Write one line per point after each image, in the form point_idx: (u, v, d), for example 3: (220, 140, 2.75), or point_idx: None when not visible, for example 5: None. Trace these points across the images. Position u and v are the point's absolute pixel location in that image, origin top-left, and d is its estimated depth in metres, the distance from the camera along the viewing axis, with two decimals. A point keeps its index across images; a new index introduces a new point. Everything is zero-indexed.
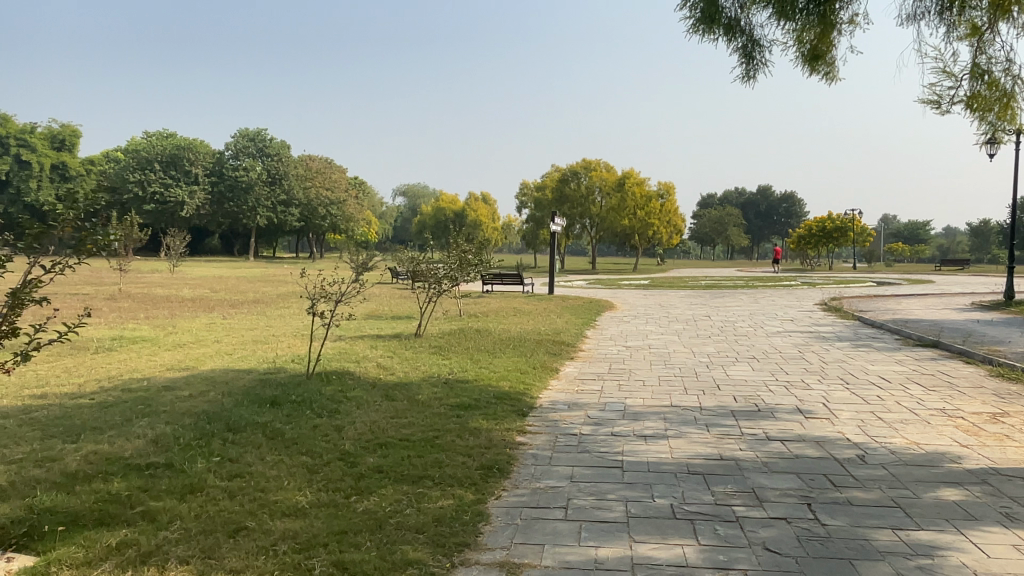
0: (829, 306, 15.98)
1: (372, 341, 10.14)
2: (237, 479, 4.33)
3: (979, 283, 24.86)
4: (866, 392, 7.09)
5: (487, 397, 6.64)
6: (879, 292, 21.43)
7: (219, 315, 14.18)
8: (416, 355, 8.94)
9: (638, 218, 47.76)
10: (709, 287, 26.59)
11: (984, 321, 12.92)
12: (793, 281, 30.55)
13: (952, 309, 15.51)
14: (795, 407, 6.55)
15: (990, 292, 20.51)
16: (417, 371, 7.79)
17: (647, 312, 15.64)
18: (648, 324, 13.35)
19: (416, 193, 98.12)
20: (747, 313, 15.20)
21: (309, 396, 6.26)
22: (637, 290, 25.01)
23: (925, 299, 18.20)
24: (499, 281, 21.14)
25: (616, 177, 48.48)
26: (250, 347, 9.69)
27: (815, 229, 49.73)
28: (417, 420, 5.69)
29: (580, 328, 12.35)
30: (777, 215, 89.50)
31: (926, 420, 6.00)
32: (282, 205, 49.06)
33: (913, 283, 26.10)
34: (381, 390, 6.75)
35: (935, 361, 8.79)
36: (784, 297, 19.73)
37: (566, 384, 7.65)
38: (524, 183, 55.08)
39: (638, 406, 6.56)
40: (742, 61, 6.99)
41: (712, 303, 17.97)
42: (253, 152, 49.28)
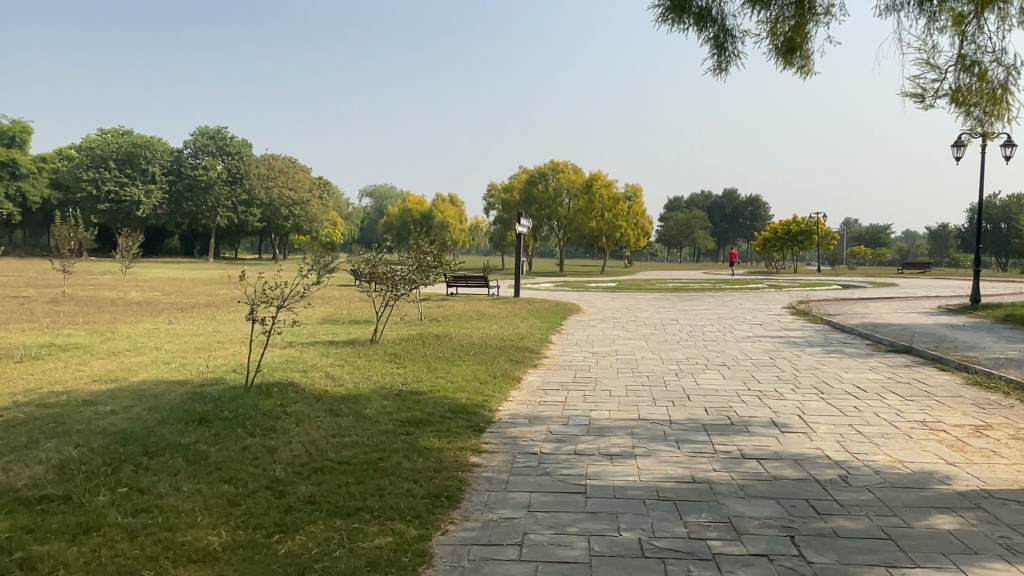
0: (798, 310, 15.78)
1: (323, 348, 9.54)
2: (143, 514, 3.77)
3: (943, 286, 25.05)
4: (842, 403, 6.73)
5: (441, 411, 6.12)
6: (845, 295, 21.40)
7: (165, 319, 13.42)
8: (370, 363, 8.37)
9: (606, 220, 47.65)
10: (677, 290, 26.38)
11: (953, 325, 12.78)
12: (760, 284, 30.55)
13: (919, 312, 15.42)
14: (769, 419, 6.15)
15: (954, 295, 20.59)
16: (368, 381, 7.24)
17: (614, 316, 15.25)
18: (615, 329, 12.94)
19: (383, 194, 97.13)
20: (715, 317, 14.91)
21: (243, 412, 5.69)
22: (604, 293, 24.67)
23: (891, 303, 18.14)
24: (463, 284, 20.63)
25: (583, 179, 48.39)
26: (191, 356, 9.02)
27: (780, 232, 50.10)
28: (362, 440, 5.15)
29: (545, 334, 11.88)
30: (742, 219, 90.42)
31: (908, 434, 5.64)
32: (243, 205, 47.86)
33: (877, 286, 26.22)
34: (326, 404, 6.19)
35: (910, 368, 8.51)
36: (751, 300, 19.56)
37: (527, 395, 7.16)
38: (492, 185, 54.61)
39: (604, 420, 6.10)
40: (714, 52, 6.58)
41: (680, 307, 17.68)
42: (213, 151, 47.96)
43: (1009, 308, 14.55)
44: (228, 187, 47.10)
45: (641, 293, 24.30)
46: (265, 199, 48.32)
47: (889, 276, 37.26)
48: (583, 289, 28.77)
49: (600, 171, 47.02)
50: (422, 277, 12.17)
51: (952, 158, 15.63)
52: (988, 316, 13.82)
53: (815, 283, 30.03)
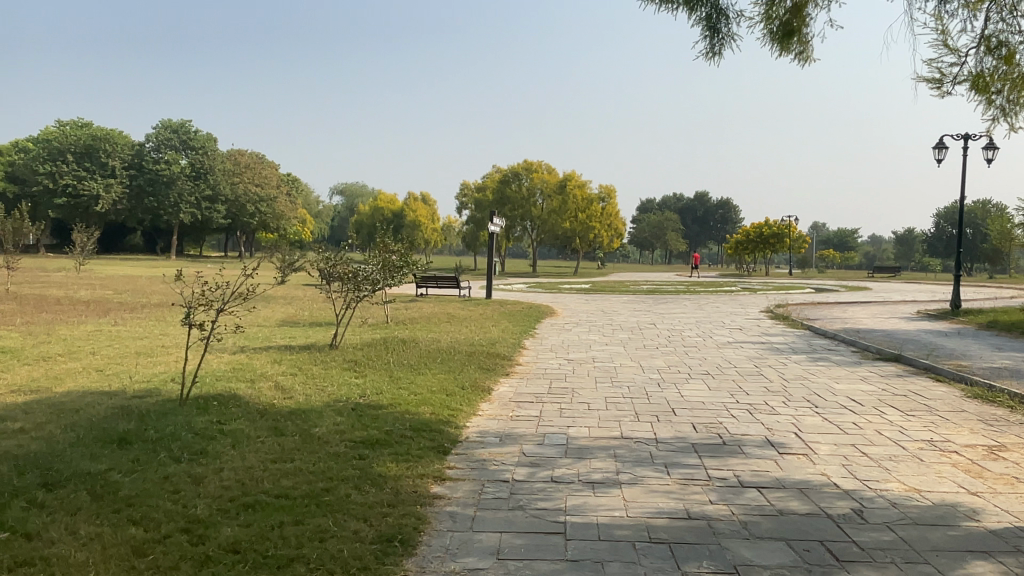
0: (777, 314, 15.37)
1: (277, 354, 8.78)
2: (24, 569, 3.07)
3: (917, 290, 24.98)
4: (840, 419, 6.19)
5: (400, 429, 5.44)
6: (821, 299, 21.17)
7: (110, 321, 12.48)
8: (326, 371, 7.63)
9: (580, 221, 47.24)
10: (651, 292, 25.96)
11: (936, 332, 12.44)
12: (734, 287, 30.29)
13: (898, 317, 15.10)
14: (765, 437, 5.57)
15: (929, 300, 20.44)
16: (322, 393, 6.53)
17: (589, 320, 14.67)
18: (590, 334, 12.35)
19: (353, 193, 95.89)
20: (694, 321, 14.40)
21: (172, 433, 4.97)
22: (576, 295, 24.15)
23: (870, 307, 17.85)
24: (433, 284, 19.91)
25: (557, 180, 47.92)
26: (129, 363, 8.18)
27: (752, 235, 50.15)
28: (305, 467, 4.46)
29: (518, 339, 11.22)
30: (714, 221, 90.78)
31: (919, 456, 5.11)
32: (208, 201, 46.48)
33: (850, 290, 26.12)
34: (270, 421, 5.48)
35: (903, 379, 8.04)
36: (728, 304, 19.16)
37: (498, 409, 6.49)
38: (465, 184, 53.87)
39: (583, 439, 5.46)
40: (706, 34, 6.00)
41: (657, 310, 17.18)
42: (176, 145, 46.47)
43: (990, 314, 14.30)
44: (192, 182, 45.68)
45: (614, 295, 23.81)
46: (231, 195, 46.99)
47: (861, 280, 37.37)
48: (556, 290, 28.18)
49: (574, 171, 46.69)
50: (387, 277, 11.41)
51: (933, 160, 15.37)
52: (970, 322, 13.53)
53: (788, 286, 29.89)
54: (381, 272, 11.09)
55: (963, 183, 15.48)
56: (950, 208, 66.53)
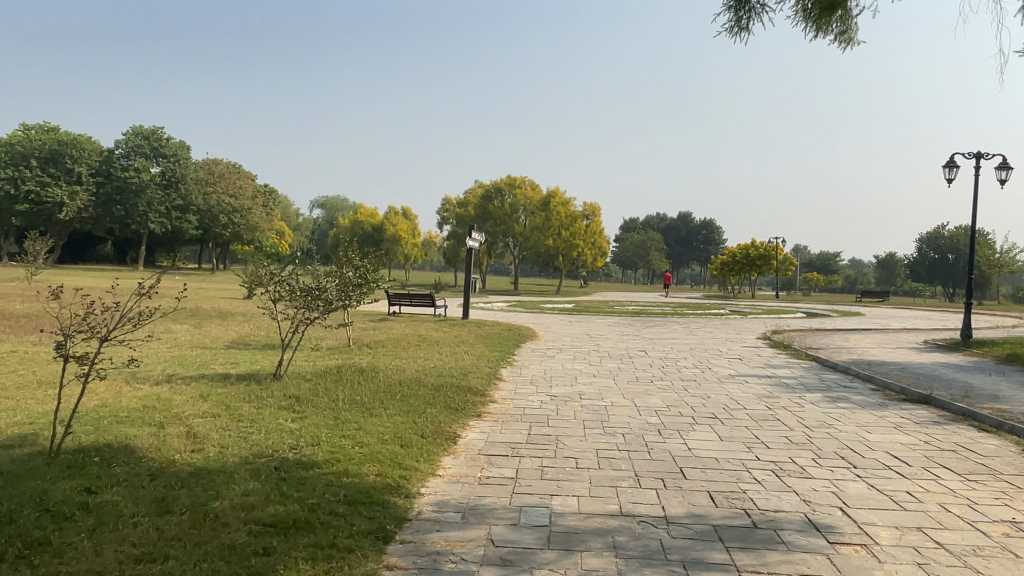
0: (776, 342, 14.23)
1: (206, 385, 7.39)
2: None
3: (913, 317, 24.03)
4: (890, 487, 4.96)
5: (330, 502, 4.11)
6: (816, 324, 20.13)
7: (33, 339, 11.00)
8: (258, 410, 6.25)
9: (563, 238, 46.09)
10: (637, 314, 24.82)
11: (955, 365, 11.34)
12: (722, 309, 29.16)
13: (906, 348, 14.02)
14: (806, 517, 4.31)
15: (930, 328, 19.45)
16: (244, 444, 5.17)
17: (573, 345, 13.40)
18: (575, 362, 11.07)
19: (334, 205, 94.42)
20: (687, 349, 13.21)
21: (8, 516, 3.64)
22: (559, 316, 22.89)
23: (872, 335, 16.77)
24: (406, 302, 18.59)
25: (540, 196, 46.83)
26: (20, 396, 6.75)
27: (738, 256, 49.31)
28: (178, 572, 3.13)
29: (494, 368, 9.88)
30: (697, 242, 90.20)
31: (1013, 550, 3.88)
32: (179, 211, 44.88)
33: (843, 315, 25.17)
34: (157, 491, 4.12)
35: (944, 428, 6.85)
36: (721, 329, 17.98)
37: (464, 465, 5.18)
38: (447, 198, 52.62)
39: (572, 517, 4.17)
40: (731, 5, 4.83)
41: (646, 335, 15.95)
42: (147, 152, 44.83)
43: (1005, 346, 13.25)
44: (162, 191, 44.12)
45: (599, 317, 22.56)
46: (203, 205, 45.43)
47: (849, 304, 36.54)
48: (538, 310, 26.91)
49: (557, 187, 45.66)
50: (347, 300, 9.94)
51: (944, 180, 14.35)
52: (988, 355, 12.45)
53: (778, 310, 28.85)
54: (341, 292, 9.64)
55: (975, 205, 14.48)
56: (933, 233, 66.36)
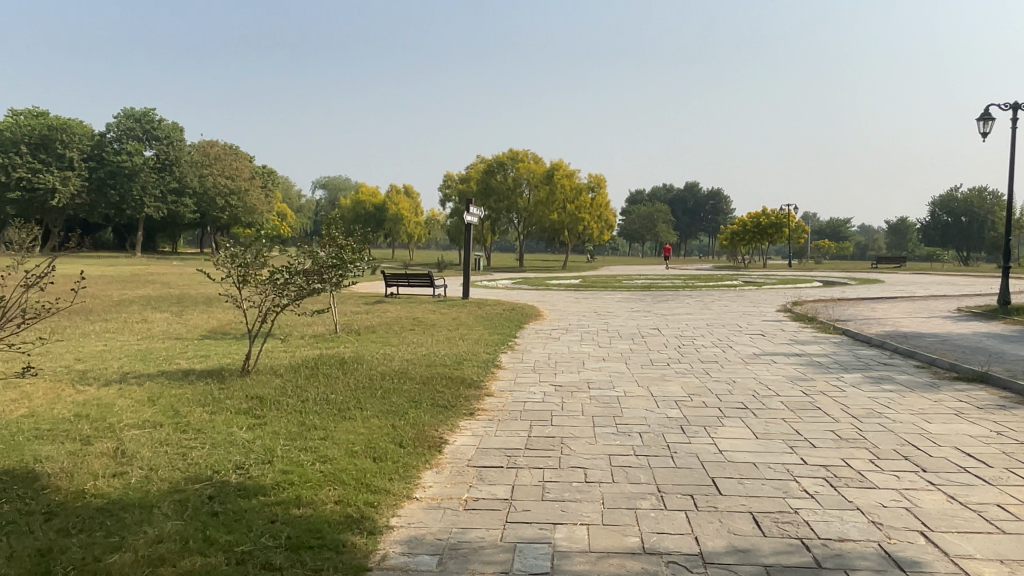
0: (799, 315, 13.21)
1: (162, 385, 6.48)
2: None
3: (938, 283, 22.93)
4: (976, 499, 3.98)
5: (265, 550, 3.16)
6: (837, 293, 19.06)
7: None
8: (210, 417, 5.31)
9: (568, 212, 44.96)
10: (647, 287, 23.82)
11: (999, 336, 10.31)
12: (735, 281, 28.12)
13: (940, 317, 12.97)
14: (882, 549, 3.34)
15: (958, 294, 18.35)
16: (179, 467, 4.22)
17: (580, 325, 12.43)
18: (582, 345, 10.11)
19: (336, 185, 93.41)
20: (703, 325, 12.21)
21: None
22: (565, 292, 21.89)
23: (899, 304, 15.72)
24: (403, 282, 17.67)
25: (544, 169, 45.70)
26: None
27: (749, 225, 48.04)
28: None
29: (493, 354, 8.93)
30: (704, 213, 88.82)
31: None
32: (174, 195, 43.97)
33: (861, 283, 24.07)
34: (42, 542, 3.18)
35: (1015, 414, 5.86)
36: (736, 302, 16.97)
37: (448, 484, 4.23)
38: (448, 174, 51.55)
39: (580, 559, 3.21)
40: None
41: (657, 310, 14.96)
42: (139, 135, 43.78)
43: None
44: (156, 175, 43.18)
45: (607, 292, 21.54)
46: (198, 187, 44.49)
47: (865, 272, 35.38)
48: (543, 286, 25.94)
49: (561, 160, 44.43)
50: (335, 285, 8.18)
51: (978, 134, 13.18)
52: None
53: (793, 280, 27.75)
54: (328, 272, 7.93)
55: (1012, 160, 13.31)
56: (946, 196, 64.89)
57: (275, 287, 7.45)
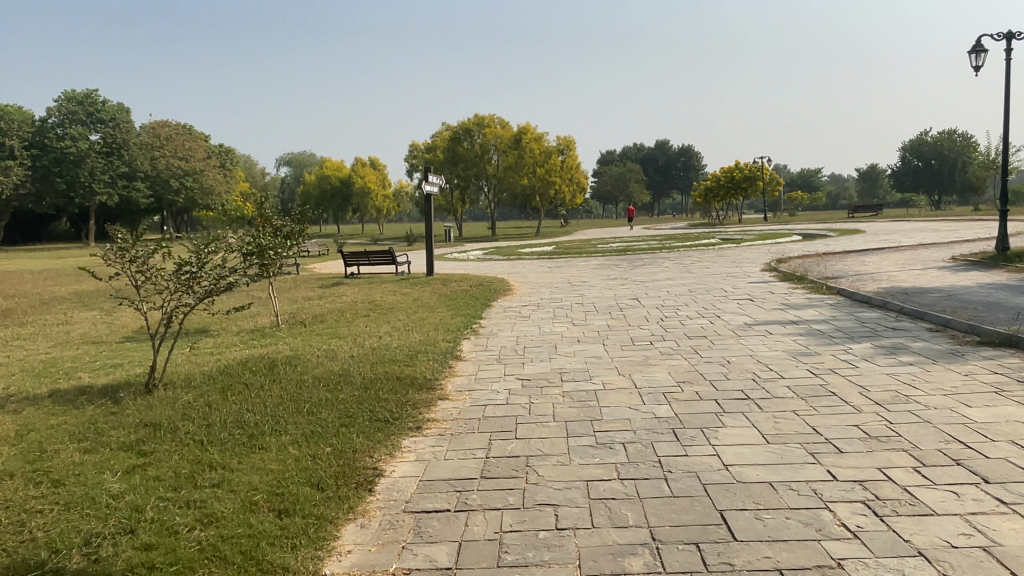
0: (786, 273, 12.26)
1: (42, 411, 5.32)
2: None
3: (921, 230, 22.19)
4: None
5: None
6: (821, 247, 18.20)
7: None
8: (77, 461, 4.16)
9: (538, 176, 43.61)
10: (623, 251, 22.84)
11: (1009, 287, 9.44)
12: (714, 239, 27.25)
13: (936, 268, 12.08)
14: None
15: (945, 239, 17.53)
16: (6, 549, 3.11)
17: (552, 299, 11.35)
18: (554, 324, 9.04)
19: (299, 161, 91.05)
20: (686, 291, 11.23)
21: None
22: (538, 261, 20.81)
23: (889, 254, 14.85)
24: (363, 260, 16.49)
25: (511, 133, 44.34)
26: None
27: (723, 180, 47.11)
28: None
29: (454, 342, 7.82)
30: (676, 170, 87.91)
31: None
32: (125, 179, 41.86)
33: (843, 234, 23.27)
34: None
35: None
36: (717, 262, 16.06)
37: (372, 548, 3.14)
38: (414, 144, 49.83)
39: None
40: None
41: (634, 277, 13.93)
42: (83, 118, 41.44)
43: None
44: (104, 159, 40.90)
45: (581, 258, 20.43)
46: (150, 170, 42.36)
47: (842, 222, 34.72)
48: (515, 256, 24.83)
49: (528, 122, 43.07)
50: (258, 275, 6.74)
51: (971, 68, 12.18)
52: None
53: (771, 235, 26.92)
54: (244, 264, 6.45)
55: (1006, 95, 12.35)
56: (915, 141, 64.59)
57: (179, 282, 6.02)
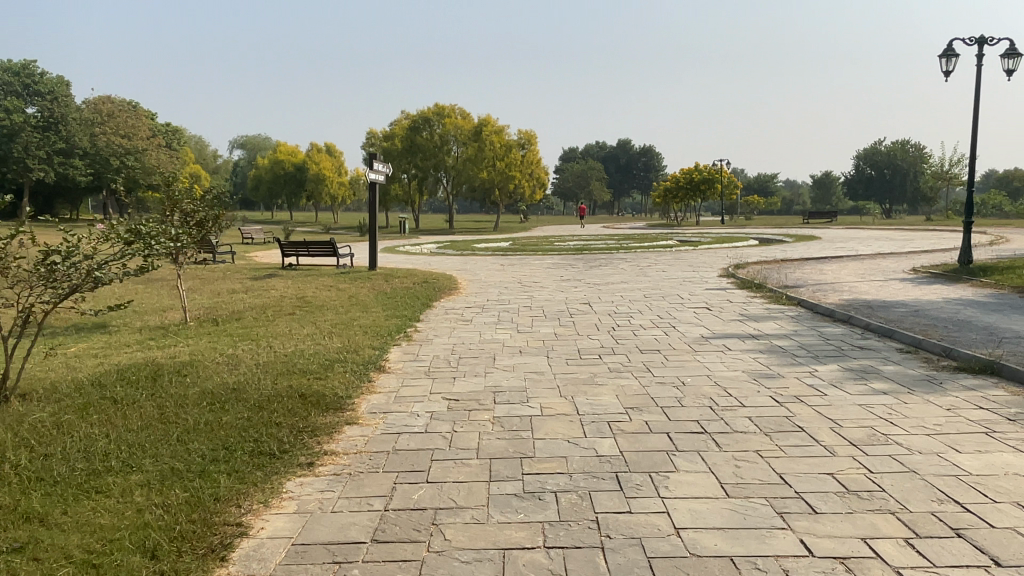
0: (744, 280, 11.68)
1: None
2: None
3: (878, 238, 22.05)
4: None
5: None
6: (780, 252, 17.81)
7: None
8: None
9: (497, 170, 42.75)
10: (579, 249, 22.18)
11: (975, 303, 9.00)
12: (672, 240, 26.80)
13: (898, 279, 11.66)
14: None
15: (903, 249, 17.28)
16: None
17: (498, 301, 10.56)
18: (497, 330, 8.25)
19: (255, 144, 88.56)
20: (641, 296, 10.54)
21: None
22: (490, 257, 19.97)
23: (850, 263, 14.45)
24: (303, 250, 15.46)
25: (472, 125, 43.47)
26: None
27: (682, 181, 46.94)
28: None
29: (380, 349, 6.94)
30: (636, 169, 87.97)
31: None
32: (62, 156, 39.68)
33: (800, 240, 23.03)
34: None
35: None
36: (675, 265, 15.48)
37: None
38: (372, 132, 48.54)
39: None
40: None
41: (588, 279, 13.20)
42: (18, 90, 39.28)
43: (1017, 273, 10.98)
44: (40, 134, 38.64)
45: (536, 256, 19.68)
46: (90, 147, 40.19)
47: (799, 227, 34.74)
48: (469, 251, 23.95)
49: (489, 114, 42.21)
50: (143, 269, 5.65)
51: (941, 73, 11.78)
52: (1006, 287, 10.11)
53: (729, 238, 26.56)
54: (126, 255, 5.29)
55: (974, 103, 12.00)
56: (869, 150, 65.73)
57: (39, 276, 4.92)
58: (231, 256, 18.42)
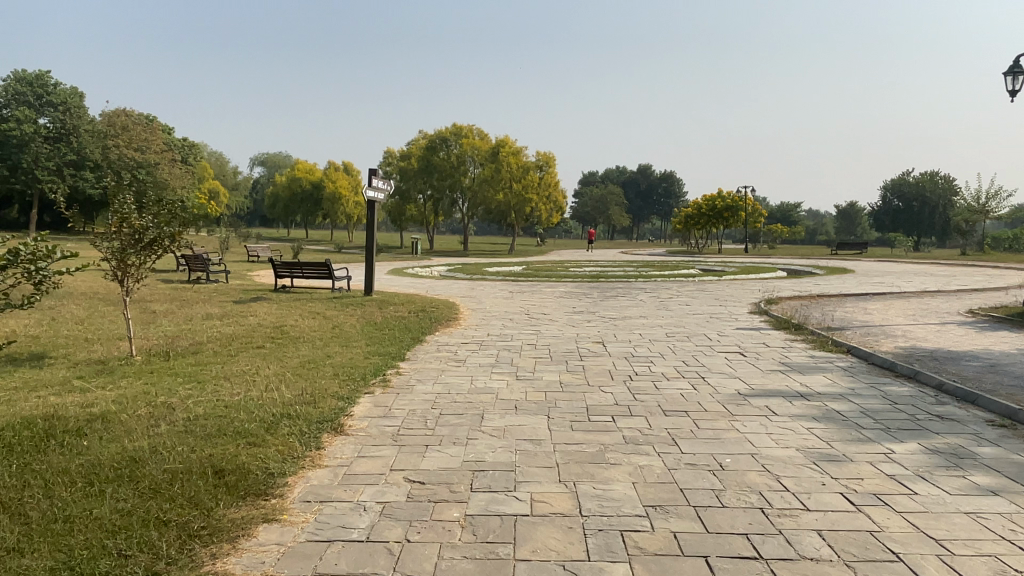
0: (780, 320, 10.33)
1: None
2: None
3: (920, 273, 20.48)
4: None
5: None
6: (814, 287, 16.37)
7: None
8: None
9: (514, 192, 41.71)
10: (595, 277, 20.87)
11: None
12: (695, 269, 25.40)
13: (957, 324, 10.24)
14: None
15: (951, 287, 15.80)
16: None
17: (499, 336, 9.32)
18: (491, 375, 6.98)
19: (275, 161, 88.69)
20: (662, 336, 9.23)
21: None
22: (500, 283, 18.72)
23: (896, 302, 13.02)
24: (296, 271, 14.35)
25: (490, 145, 42.59)
26: None
27: (704, 208, 45.57)
28: None
29: (345, 401, 5.67)
30: (657, 195, 86.68)
31: None
32: (73, 168, 39.40)
33: (834, 274, 21.55)
34: None
35: None
36: (700, 298, 14.15)
37: None
38: (389, 151, 47.88)
39: None
40: None
41: (603, 311, 11.91)
42: (31, 100, 39.25)
43: None
44: (51, 146, 38.58)
45: (549, 283, 18.44)
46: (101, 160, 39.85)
47: (828, 258, 33.20)
48: (479, 276, 22.69)
49: (507, 135, 41.36)
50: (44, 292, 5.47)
51: (1006, 93, 10.47)
52: None
53: (755, 268, 25.08)
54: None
55: None
56: (897, 181, 64.15)
57: None
58: (225, 273, 17.35)
